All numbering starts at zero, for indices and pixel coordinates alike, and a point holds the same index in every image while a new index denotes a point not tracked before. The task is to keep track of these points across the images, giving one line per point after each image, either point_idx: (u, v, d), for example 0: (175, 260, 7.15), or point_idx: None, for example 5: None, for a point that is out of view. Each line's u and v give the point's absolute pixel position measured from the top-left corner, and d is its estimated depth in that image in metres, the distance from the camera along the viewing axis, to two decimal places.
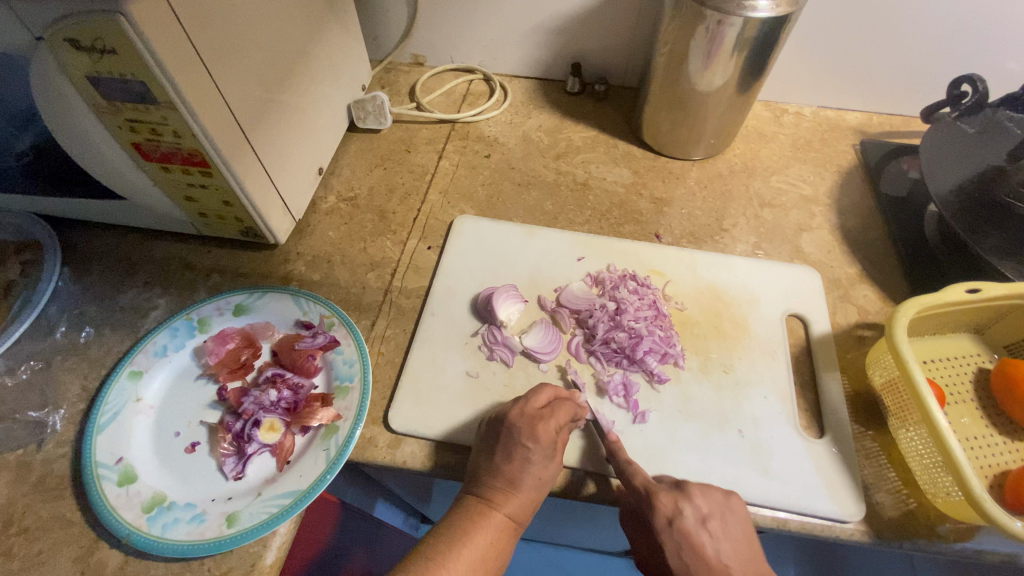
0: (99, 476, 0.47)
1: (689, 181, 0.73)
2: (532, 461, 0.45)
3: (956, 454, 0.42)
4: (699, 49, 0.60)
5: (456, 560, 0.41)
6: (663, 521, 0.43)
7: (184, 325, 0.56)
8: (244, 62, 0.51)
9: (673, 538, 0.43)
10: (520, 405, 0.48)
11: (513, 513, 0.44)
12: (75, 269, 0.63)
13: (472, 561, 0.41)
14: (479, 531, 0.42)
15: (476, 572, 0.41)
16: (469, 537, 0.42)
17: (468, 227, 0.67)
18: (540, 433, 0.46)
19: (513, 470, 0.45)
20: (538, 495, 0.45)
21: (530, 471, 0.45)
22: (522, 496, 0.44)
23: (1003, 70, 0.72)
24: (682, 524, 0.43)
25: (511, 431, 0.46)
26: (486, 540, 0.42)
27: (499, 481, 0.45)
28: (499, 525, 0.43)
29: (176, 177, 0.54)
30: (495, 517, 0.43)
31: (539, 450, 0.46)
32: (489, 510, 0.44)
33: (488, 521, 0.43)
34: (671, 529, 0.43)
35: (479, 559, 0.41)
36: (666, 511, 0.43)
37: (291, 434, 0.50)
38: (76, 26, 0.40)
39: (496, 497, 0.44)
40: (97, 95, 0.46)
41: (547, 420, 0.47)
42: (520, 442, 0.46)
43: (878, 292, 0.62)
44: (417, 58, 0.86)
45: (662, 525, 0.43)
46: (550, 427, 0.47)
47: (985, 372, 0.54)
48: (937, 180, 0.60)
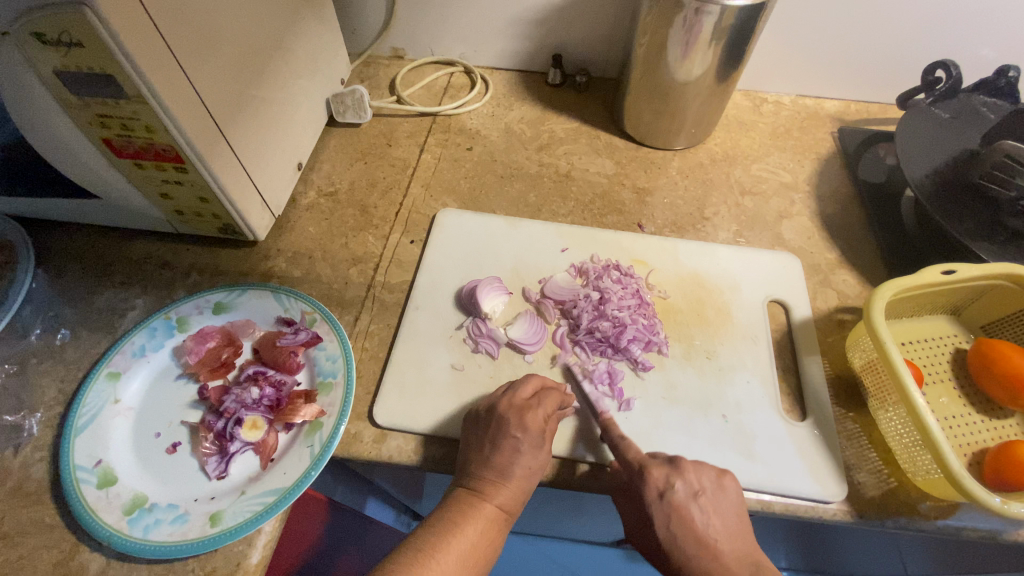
0: (77, 479, 0.46)
1: (670, 171, 0.73)
2: (522, 451, 0.45)
3: (933, 431, 0.43)
4: (678, 38, 0.60)
5: (445, 550, 0.41)
6: (655, 493, 0.44)
7: (162, 324, 0.55)
8: (217, 56, 0.50)
9: (664, 510, 0.43)
10: (508, 396, 0.48)
11: (504, 504, 0.44)
12: (49, 270, 0.62)
13: (463, 553, 0.41)
14: (470, 521, 0.42)
15: (466, 561, 0.41)
16: (460, 527, 0.42)
17: (450, 220, 0.66)
18: (528, 423, 0.46)
19: (503, 460, 0.45)
20: (527, 485, 0.45)
21: (519, 462, 0.45)
22: (514, 486, 0.44)
23: (976, 57, 0.73)
24: (674, 498, 0.43)
25: (501, 422, 0.47)
26: (476, 531, 0.42)
27: (490, 473, 0.45)
28: (490, 517, 0.43)
29: (150, 173, 0.53)
30: (485, 508, 0.43)
31: (528, 439, 0.46)
32: (479, 501, 0.43)
33: (478, 513, 0.43)
34: (663, 502, 0.43)
35: (469, 550, 0.41)
36: (658, 484, 0.44)
37: (274, 432, 0.49)
38: (41, 21, 0.39)
39: (486, 488, 0.44)
40: (65, 90, 0.44)
41: (536, 409, 0.47)
42: (510, 433, 0.46)
43: (857, 277, 0.62)
44: (396, 51, 0.85)
45: (652, 497, 0.44)
46: (538, 417, 0.47)
47: (962, 352, 0.55)
48: (914, 164, 0.61)
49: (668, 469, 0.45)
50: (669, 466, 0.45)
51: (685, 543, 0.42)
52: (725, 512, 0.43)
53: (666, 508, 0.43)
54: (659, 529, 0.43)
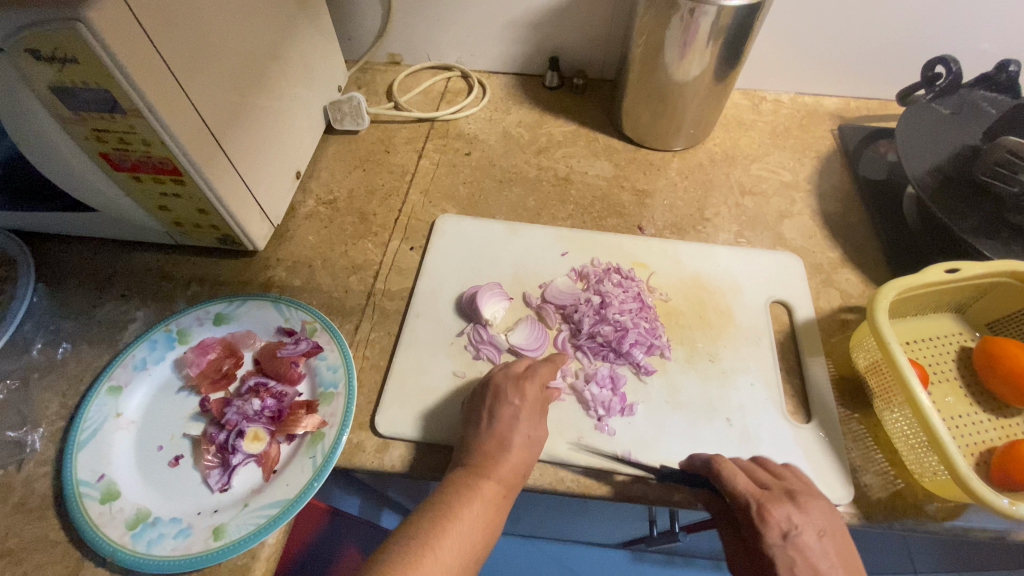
0: (80, 494, 0.46)
1: (670, 172, 0.73)
2: (521, 419, 0.46)
3: (939, 433, 0.42)
4: (675, 40, 0.60)
5: (443, 536, 0.40)
6: (778, 535, 0.40)
7: (164, 336, 0.55)
8: (213, 67, 0.50)
9: (787, 554, 0.40)
10: (503, 369, 0.50)
11: (506, 475, 0.44)
12: (50, 285, 0.62)
13: (461, 538, 0.40)
14: (467, 505, 0.42)
15: (465, 545, 0.40)
16: (458, 512, 0.41)
17: (449, 225, 0.66)
18: (525, 390, 0.48)
19: (503, 431, 0.46)
20: (527, 458, 0.46)
21: (519, 430, 0.46)
22: (514, 457, 0.45)
23: (976, 50, 0.73)
24: (800, 539, 0.40)
25: (497, 391, 0.48)
26: (474, 513, 0.41)
27: (489, 446, 0.45)
28: (486, 498, 0.42)
29: (148, 186, 0.53)
30: (482, 488, 0.43)
31: (526, 405, 0.47)
32: (481, 479, 0.43)
33: (474, 493, 0.42)
34: (787, 545, 0.40)
35: (466, 534, 0.40)
36: (780, 524, 0.41)
37: (276, 443, 0.49)
38: (34, 36, 0.39)
39: (486, 464, 0.44)
40: (61, 105, 0.44)
41: (532, 378, 0.49)
42: (507, 400, 0.47)
43: (860, 275, 0.62)
44: (393, 57, 0.85)
45: (775, 539, 0.40)
46: (535, 386, 0.48)
47: (967, 351, 0.54)
48: (915, 162, 0.60)
49: (786, 505, 0.42)
50: (789, 502, 0.42)
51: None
52: (850, 555, 0.40)
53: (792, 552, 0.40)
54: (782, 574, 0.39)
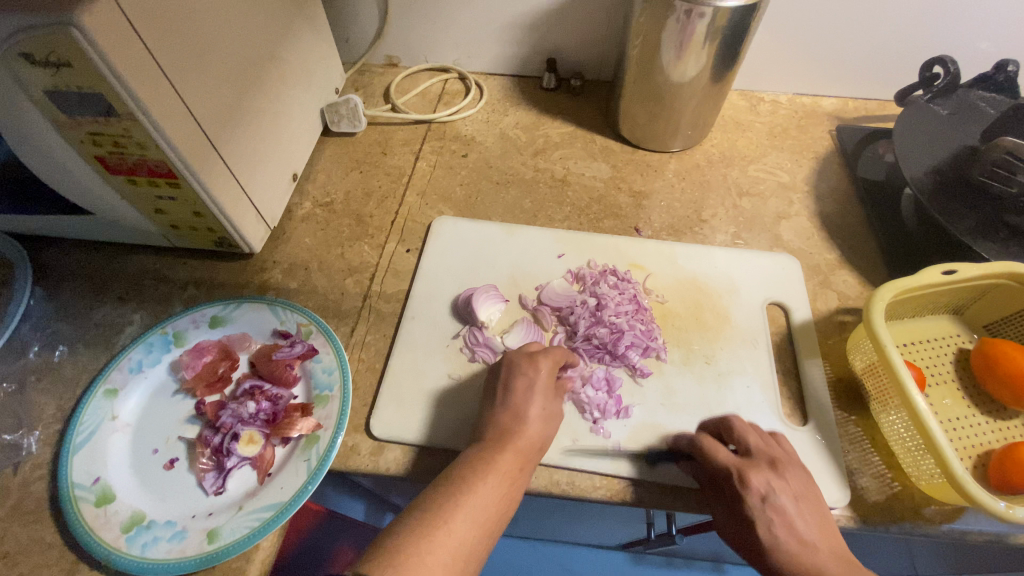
0: (75, 497, 0.46)
1: (667, 174, 0.72)
2: (536, 391, 0.47)
3: (936, 436, 0.42)
4: (671, 41, 0.60)
5: (455, 509, 0.39)
6: (756, 499, 0.42)
7: (160, 339, 0.55)
8: (208, 70, 0.50)
9: (766, 515, 0.42)
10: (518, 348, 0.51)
11: (521, 446, 0.44)
12: (47, 287, 0.62)
13: (474, 512, 0.40)
14: (480, 479, 0.41)
15: (481, 518, 0.40)
16: (471, 486, 0.41)
17: (446, 227, 0.66)
18: (540, 366, 0.49)
19: (518, 404, 0.47)
20: (545, 430, 0.46)
21: (534, 402, 0.47)
22: (530, 429, 0.45)
23: (975, 50, 0.73)
24: (778, 502, 0.42)
25: (512, 366, 0.49)
26: (490, 486, 0.41)
27: (505, 420, 0.46)
28: (502, 471, 0.42)
29: (144, 190, 0.53)
30: (498, 461, 0.43)
31: (540, 379, 0.48)
32: (497, 452, 0.43)
33: (490, 467, 0.42)
34: (766, 507, 0.42)
35: (482, 507, 0.40)
36: (759, 488, 0.43)
37: (271, 446, 0.49)
38: (28, 41, 0.39)
39: (502, 438, 0.44)
40: (56, 110, 0.44)
41: (545, 355, 0.50)
42: (522, 372, 0.48)
43: (857, 277, 0.62)
44: (391, 59, 0.85)
45: (755, 502, 0.42)
46: (550, 362, 0.50)
47: (965, 353, 0.54)
48: (912, 163, 0.60)
49: (766, 472, 0.44)
50: (767, 469, 0.44)
51: (790, 548, 0.41)
52: (823, 516, 0.43)
53: (769, 515, 0.42)
54: (761, 534, 0.42)
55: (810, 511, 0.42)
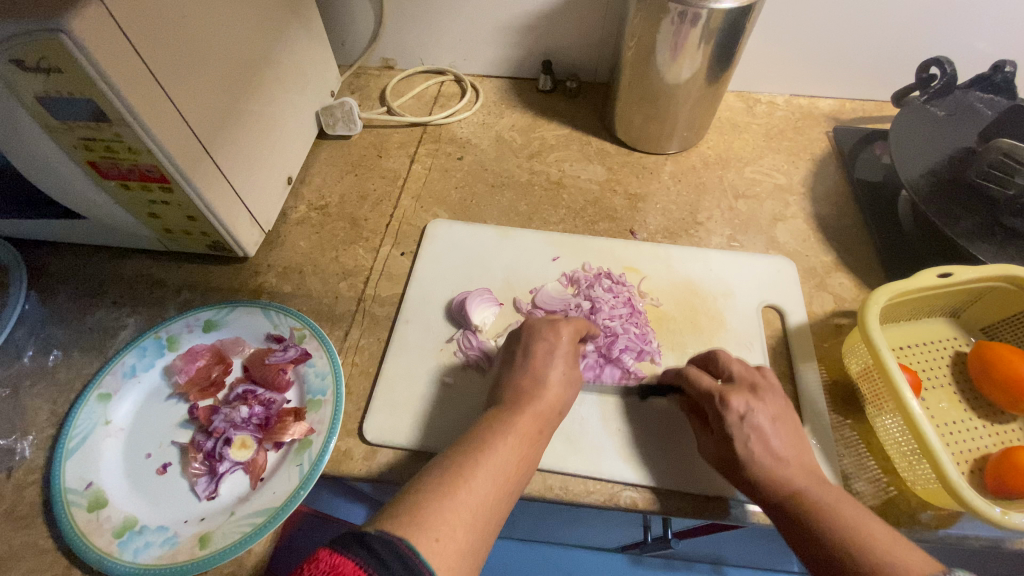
0: (68, 502, 0.46)
1: (663, 176, 0.72)
2: (556, 355, 0.47)
3: (930, 440, 0.42)
4: (666, 42, 0.60)
5: (477, 467, 0.39)
6: (735, 416, 0.44)
7: (153, 343, 0.55)
8: (201, 75, 0.50)
9: (743, 432, 0.43)
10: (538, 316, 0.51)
11: (541, 410, 0.44)
12: (42, 292, 0.62)
13: (495, 470, 0.40)
14: (500, 439, 0.41)
15: (499, 478, 0.40)
16: (491, 446, 0.41)
17: (441, 230, 0.66)
18: (561, 332, 0.49)
19: (538, 368, 0.46)
20: (564, 395, 0.46)
21: (554, 367, 0.46)
22: (550, 393, 0.45)
23: (972, 50, 0.72)
24: (756, 421, 0.43)
25: (532, 331, 0.49)
26: (509, 448, 0.41)
27: (525, 382, 0.46)
28: (521, 434, 0.42)
29: (137, 194, 0.53)
30: (517, 423, 0.43)
31: (561, 344, 0.48)
32: (516, 414, 0.43)
33: (509, 429, 0.42)
34: (744, 425, 0.43)
35: (501, 467, 0.40)
36: (738, 408, 0.44)
37: (263, 450, 0.49)
38: (18, 47, 0.39)
39: (521, 401, 0.44)
40: (47, 115, 0.44)
41: (566, 323, 0.50)
42: (542, 337, 0.48)
43: (854, 280, 0.61)
44: (386, 62, 0.85)
45: (733, 420, 0.43)
46: (570, 330, 0.49)
47: (962, 356, 0.53)
48: (907, 166, 0.60)
49: (746, 395, 0.45)
50: (748, 392, 0.45)
51: (764, 462, 0.42)
52: (801, 442, 0.43)
53: (746, 431, 0.43)
54: (737, 448, 0.43)
55: (815, 474, 0.42)
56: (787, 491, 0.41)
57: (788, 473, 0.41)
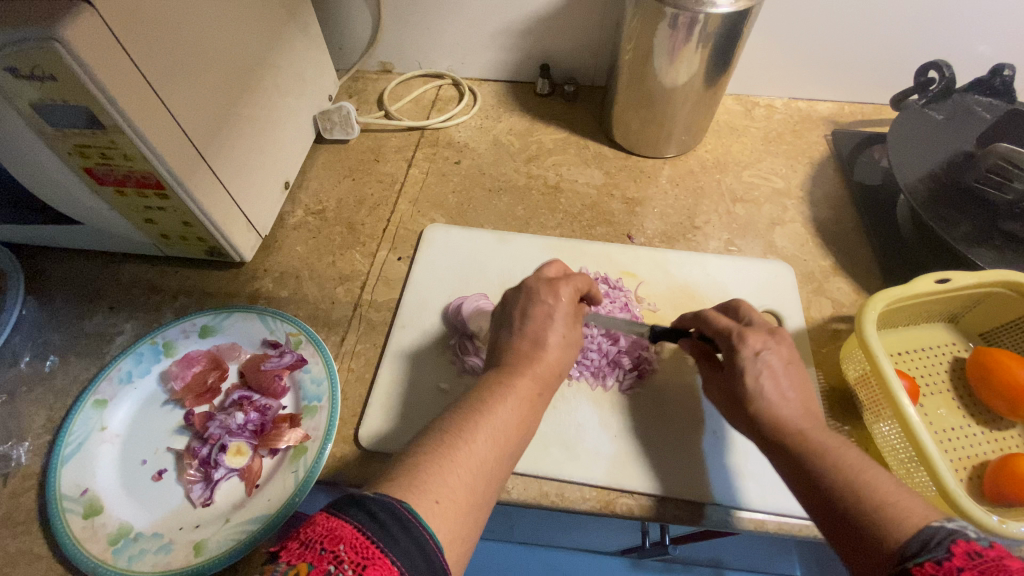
0: (63, 509, 0.46)
1: (661, 180, 0.72)
2: (554, 317, 0.47)
3: (927, 447, 0.42)
4: (663, 47, 0.59)
5: (477, 429, 0.39)
6: (750, 352, 0.44)
7: (149, 349, 0.55)
8: (196, 81, 0.50)
9: (756, 366, 0.43)
10: (536, 273, 0.50)
11: (540, 373, 0.44)
12: (39, 297, 0.62)
13: (494, 432, 0.40)
14: (500, 402, 0.41)
15: (497, 439, 0.40)
16: (490, 407, 0.41)
17: (438, 235, 0.66)
18: (559, 292, 0.47)
19: (538, 331, 0.46)
20: (562, 356, 0.46)
21: (553, 329, 0.46)
22: (549, 355, 0.45)
23: (971, 54, 0.72)
24: (769, 359, 0.43)
25: (530, 292, 0.48)
26: (508, 411, 0.41)
27: (523, 343, 0.46)
28: (521, 397, 0.43)
29: (133, 200, 0.53)
30: (520, 386, 0.43)
31: (560, 306, 0.47)
32: (517, 375, 0.44)
33: (511, 392, 0.42)
34: (758, 360, 0.43)
35: (500, 430, 0.40)
36: (755, 346, 0.44)
37: (259, 457, 0.49)
38: (12, 55, 0.39)
39: (521, 364, 0.44)
40: (43, 122, 0.45)
41: (566, 283, 0.48)
42: (541, 299, 0.47)
43: (852, 284, 0.61)
44: (384, 66, 0.85)
45: (748, 354, 0.44)
46: (569, 289, 0.48)
47: (960, 361, 0.53)
48: (906, 169, 0.59)
49: (763, 336, 0.45)
50: (767, 333, 0.45)
51: (771, 397, 0.42)
52: (807, 389, 0.43)
53: (759, 366, 0.43)
54: (747, 382, 0.43)
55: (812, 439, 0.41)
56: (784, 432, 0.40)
57: (787, 416, 0.41)
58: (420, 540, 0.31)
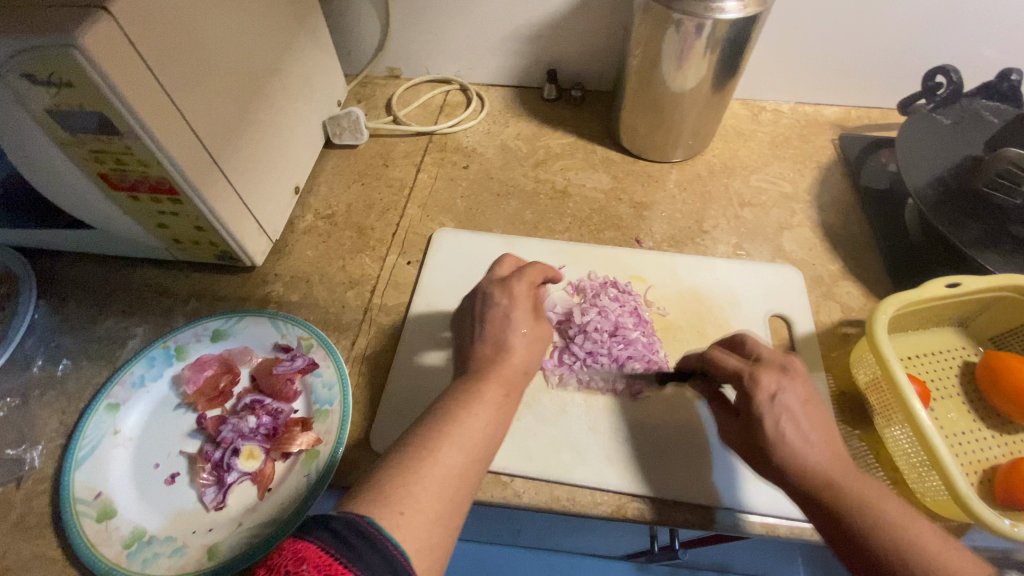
0: (77, 512, 0.46)
1: (669, 184, 0.72)
2: (514, 318, 0.47)
3: (940, 452, 0.41)
4: (672, 51, 0.60)
5: (443, 439, 0.39)
6: (766, 396, 0.40)
7: (161, 353, 0.55)
8: (209, 86, 0.50)
9: (774, 412, 0.40)
10: (488, 276, 0.51)
11: (506, 374, 0.44)
12: (52, 302, 0.63)
13: (461, 441, 0.39)
14: (465, 410, 0.41)
15: (468, 448, 0.39)
16: (456, 416, 0.40)
17: (447, 239, 0.66)
18: (513, 292, 0.48)
19: (498, 334, 0.46)
20: (530, 355, 0.46)
21: (513, 330, 0.46)
22: (515, 357, 0.45)
23: (977, 59, 0.72)
24: (786, 401, 0.40)
25: (486, 296, 0.49)
26: (480, 418, 0.41)
27: (488, 348, 0.46)
28: (494, 402, 0.42)
29: (146, 205, 0.53)
30: (488, 391, 0.42)
31: (515, 304, 0.47)
32: (481, 381, 0.43)
33: (480, 398, 0.42)
34: (775, 405, 0.40)
35: (469, 438, 0.39)
36: (769, 387, 0.41)
37: (271, 461, 0.49)
38: (31, 61, 0.40)
39: (484, 368, 0.44)
40: (59, 128, 0.45)
41: (519, 280, 0.49)
42: (496, 301, 0.48)
43: (860, 288, 0.61)
44: (393, 71, 0.85)
45: (763, 398, 0.40)
46: (524, 286, 0.49)
47: (971, 366, 0.53)
48: (914, 173, 0.60)
49: (777, 373, 0.42)
50: (780, 370, 0.42)
51: (794, 447, 0.39)
52: (830, 428, 0.41)
53: (778, 411, 0.40)
54: (766, 429, 0.40)
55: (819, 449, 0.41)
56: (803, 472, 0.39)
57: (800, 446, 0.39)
58: (388, 554, 0.31)
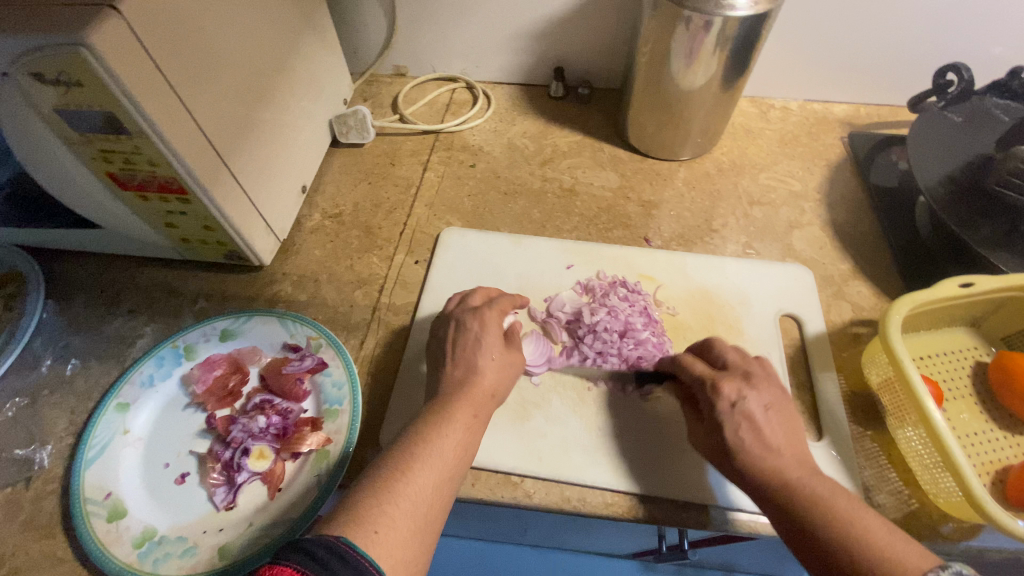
0: (87, 512, 0.46)
1: (677, 182, 0.72)
2: (484, 344, 0.48)
3: (954, 454, 0.41)
4: (681, 48, 0.59)
5: (416, 458, 0.39)
6: (726, 404, 0.44)
7: (170, 353, 0.55)
8: (216, 85, 0.50)
9: (734, 419, 0.43)
10: (459, 303, 0.53)
11: (476, 395, 0.45)
12: (59, 301, 0.62)
13: (434, 461, 0.40)
14: (438, 432, 0.42)
15: (441, 468, 0.40)
16: (429, 437, 0.41)
17: (454, 238, 0.66)
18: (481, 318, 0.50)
19: (470, 359, 0.47)
20: (502, 375, 0.47)
21: (484, 355, 0.47)
22: (484, 379, 0.46)
23: (988, 56, 0.72)
24: (746, 407, 0.43)
25: (458, 322, 0.50)
26: (453, 438, 0.42)
27: (459, 372, 0.47)
28: (466, 423, 0.43)
29: (155, 205, 0.53)
30: (459, 413, 0.43)
31: (484, 330, 0.49)
32: (452, 404, 0.44)
33: (451, 419, 0.43)
34: (734, 411, 0.43)
35: (443, 459, 0.40)
36: (730, 396, 0.44)
37: (281, 461, 0.49)
38: (40, 60, 0.39)
39: (458, 390, 0.45)
40: (68, 128, 0.45)
41: (490, 311, 0.51)
42: (468, 328, 0.49)
43: (871, 288, 0.61)
44: (399, 69, 0.85)
45: (724, 407, 0.44)
46: (493, 313, 0.51)
47: (983, 366, 0.53)
48: (926, 171, 0.59)
49: (738, 383, 0.45)
50: (741, 380, 0.45)
51: (754, 451, 0.41)
52: (797, 434, 0.43)
53: (737, 417, 0.43)
54: (727, 436, 0.43)
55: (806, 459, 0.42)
56: (776, 482, 0.40)
57: (779, 465, 0.41)
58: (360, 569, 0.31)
